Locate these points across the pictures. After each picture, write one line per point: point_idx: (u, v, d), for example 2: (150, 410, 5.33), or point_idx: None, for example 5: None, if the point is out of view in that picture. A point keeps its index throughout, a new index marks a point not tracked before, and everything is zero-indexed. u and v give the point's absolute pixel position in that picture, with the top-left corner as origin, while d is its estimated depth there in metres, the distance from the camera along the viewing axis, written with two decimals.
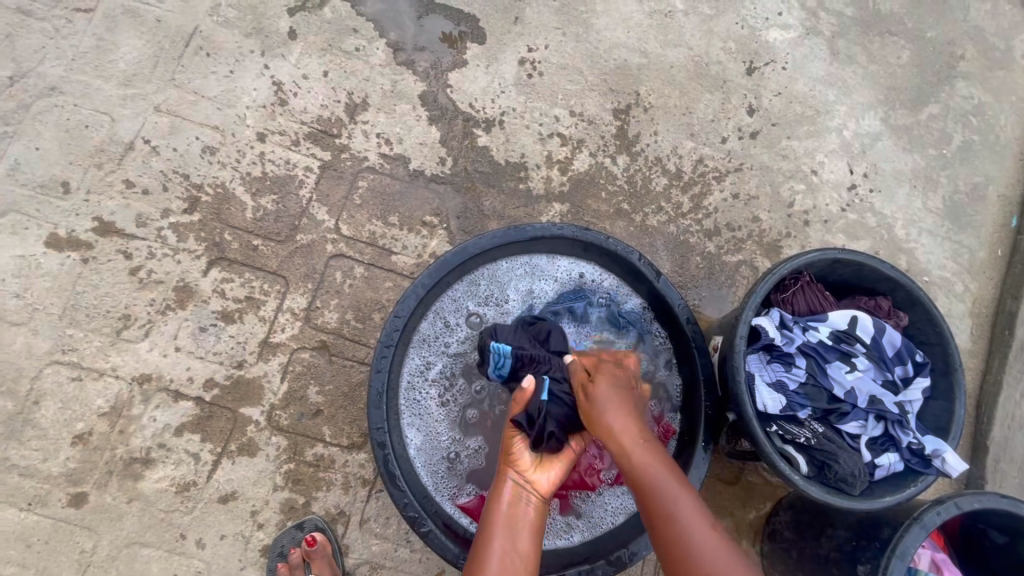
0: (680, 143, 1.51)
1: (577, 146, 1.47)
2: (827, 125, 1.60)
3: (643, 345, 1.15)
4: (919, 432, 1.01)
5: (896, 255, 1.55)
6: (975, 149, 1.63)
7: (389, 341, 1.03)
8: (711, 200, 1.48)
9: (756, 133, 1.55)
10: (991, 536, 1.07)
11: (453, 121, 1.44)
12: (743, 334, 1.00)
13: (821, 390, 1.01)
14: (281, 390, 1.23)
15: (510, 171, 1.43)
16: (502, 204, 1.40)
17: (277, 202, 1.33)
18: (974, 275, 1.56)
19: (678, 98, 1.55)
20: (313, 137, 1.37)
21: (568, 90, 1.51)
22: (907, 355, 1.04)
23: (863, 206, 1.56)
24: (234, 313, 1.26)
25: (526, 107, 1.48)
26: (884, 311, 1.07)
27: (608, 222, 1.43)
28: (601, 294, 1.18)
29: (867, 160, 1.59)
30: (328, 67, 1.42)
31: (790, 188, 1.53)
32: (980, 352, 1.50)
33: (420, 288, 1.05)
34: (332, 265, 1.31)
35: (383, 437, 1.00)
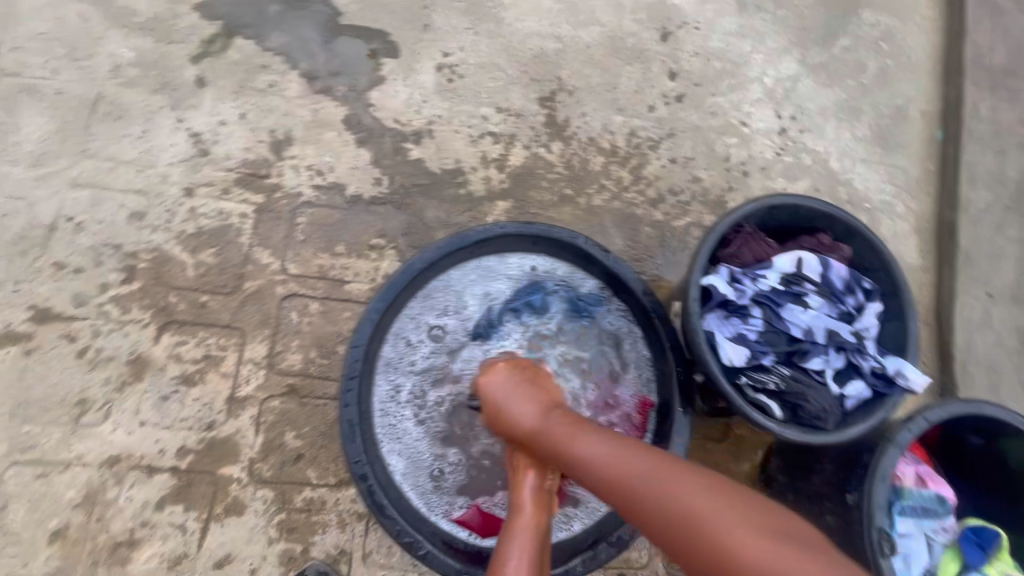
0: (610, 119, 1.52)
1: (510, 141, 1.47)
2: (748, 76, 1.63)
3: (606, 323, 1.18)
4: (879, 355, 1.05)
5: (836, 188, 1.59)
6: (890, 73, 1.69)
7: (352, 371, 1.03)
8: (650, 169, 1.50)
9: (681, 96, 1.58)
10: (967, 440, 1.13)
11: (381, 139, 1.42)
12: (695, 296, 1.01)
13: (778, 333, 1.04)
14: (257, 442, 1.20)
15: (449, 178, 1.42)
16: (446, 212, 1.39)
17: (217, 254, 1.29)
18: (912, 193, 1.61)
19: (600, 76, 1.56)
20: (243, 182, 1.34)
21: (491, 87, 1.50)
22: (855, 285, 1.08)
23: (797, 147, 1.60)
24: (194, 374, 1.22)
25: (452, 112, 1.47)
26: (827, 246, 1.10)
27: (553, 210, 1.43)
28: (556, 283, 1.19)
29: (792, 103, 1.63)
30: (244, 109, 1.39)
31: (723, 143, 1.56)
32: (930, 266, 1.56)
33: (373, 314, 1.06)
34: (286, 306, 1.28)
35: (363, 468, 1.01)
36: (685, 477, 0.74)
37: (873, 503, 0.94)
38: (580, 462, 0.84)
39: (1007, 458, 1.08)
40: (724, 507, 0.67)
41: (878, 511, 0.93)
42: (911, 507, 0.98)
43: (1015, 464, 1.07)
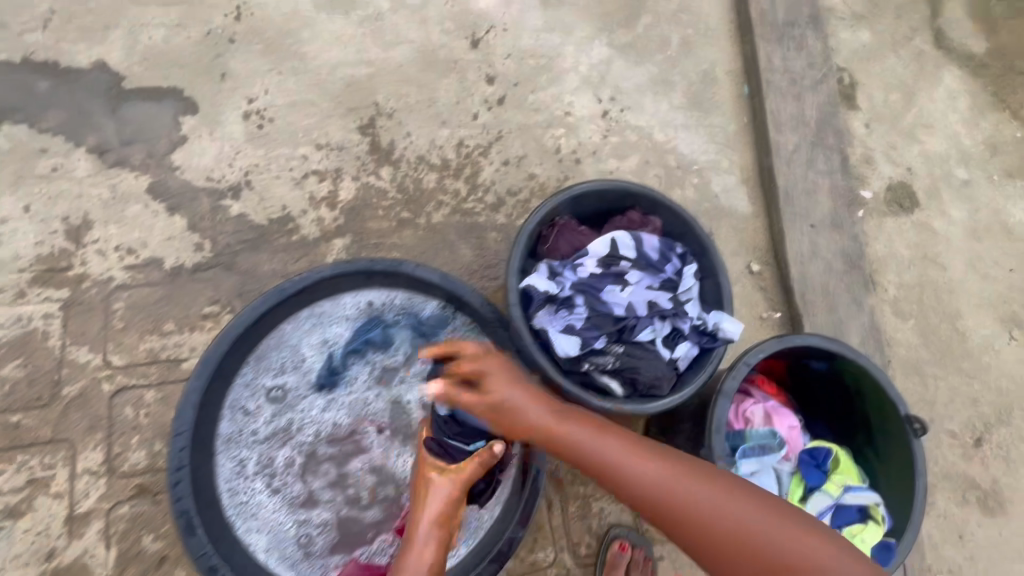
0: (435, 134, 1.52)
1: (337, 176, 1.43)
2: (563, 68, 1.68)
3: (456, 341, 1.18)
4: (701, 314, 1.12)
5: (665, 157, 1.67)
6: (692, 41, 1.80)
7: (180, 460, 0.94)
8: (484, 175, 1.51)
9: (502, 98, 1.60)
10: (813, 366, 1.20)
11: (195, 202, 1.34)
12: (514, 300, 1.03)
13: (604, 316, 1.07)
14: (111, 557, 1.10)
15: (277, 227, 1.36)
16: (281, 263, 1.34)
17: (24, 365, 1.17)
18: (733, 148, 1.73)
19: (418, 93, 1.55)
20: (40, 280, 1.23)
21: (306, 125, 1.46)
22: (669, 252, 1.14)
23: (621, 126, 1.67)
24: (22, 502, 1.11)
25: (269, 158, 1.41)
26: (638, 222, 1.16)
27: (395, 236, 1.42)
28: (396, 314, 1.17)
29: (609, 85, 1.70)
30: (28, 200, 1.27)
31: (552, 136, 1.60)
32: (761, 211, 1.68)
33: (193, 394, 0.96)
34: (118, 402, 1.18)
35: (211, 560, 0.93)
36: (698, 472, 0.82)
37: (713, 455, 1.01)
38: (567, 447, 0.86)
39: (847, 380, 1.18)
40: (724, 499, 0.79)
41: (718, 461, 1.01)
42: (751, 448, 1.09)
43: (852, 383, 1.17)
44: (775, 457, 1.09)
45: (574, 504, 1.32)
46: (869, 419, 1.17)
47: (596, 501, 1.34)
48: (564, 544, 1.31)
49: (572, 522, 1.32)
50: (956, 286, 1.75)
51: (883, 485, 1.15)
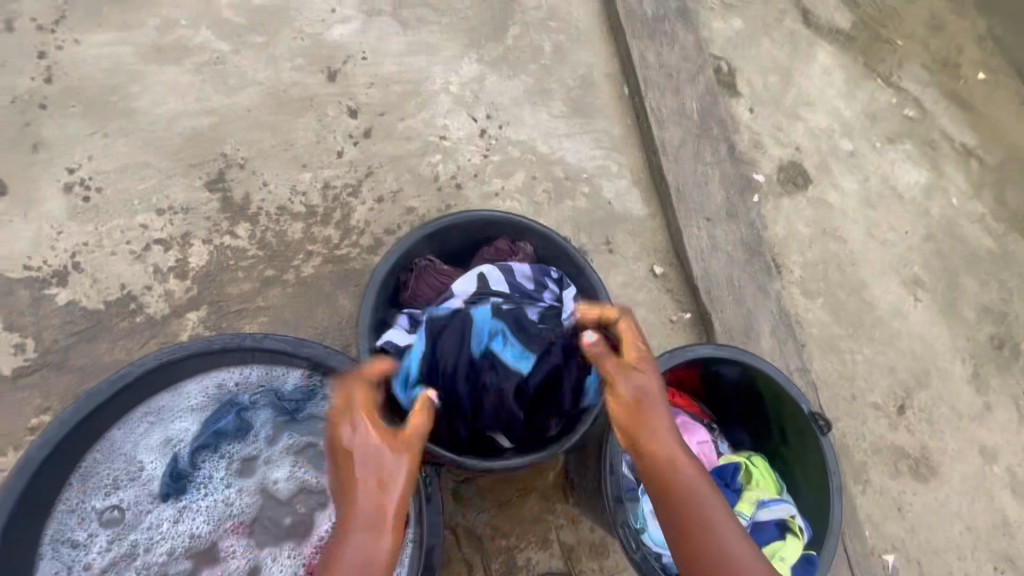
0: (296, 180, 1.39)
1: (185, 241, 1.28)
2: (433, 90, 1.59)
3: (328, 413, 1.03)
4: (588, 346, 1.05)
5: (552, 169, 1.61)
6: (566, 47, 1.75)
7: None
8: (357, 217, 1.40)
9: (369, 131, 1.49)
10: (723, 374, 1.15)
11: (13, 296, 1.17)
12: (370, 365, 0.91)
13: (478, 361, 0.99)
14: None
15: (116, 310, 1.19)
16: (125, 350, 1.17)
17: None
18: (621, 151, 1.69)
19: (272, 137, 1.42)
20: None
21: (143, 190, 1.30)
22: (544, 278, 1.06)
23: (502, 143, 1.59)
24: None
25: (101, 233, 1.24)
26: (506, 251, 1.09)
27: (261, 298, 1.27)
28: (253, 393, 1.02)
29: (484, 102, 1.62)
30: None
31: (428, 164, 1.50)
32: (657, 211, 1.63)
33: None
34: None
35: None
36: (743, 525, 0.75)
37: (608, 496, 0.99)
38: (647, 438, 0.78)
39: (751, 383, 1.13)
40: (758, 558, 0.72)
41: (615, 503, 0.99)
42: None
43: (757, 384, 1.12)
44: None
45: (496, 561, 1.21)
46: (779, 419, 1.13)
47: (519, 553, 1.23)
48: None
49: None
50: (862, 257, 1.75)
51: (803, 486, 1.09)
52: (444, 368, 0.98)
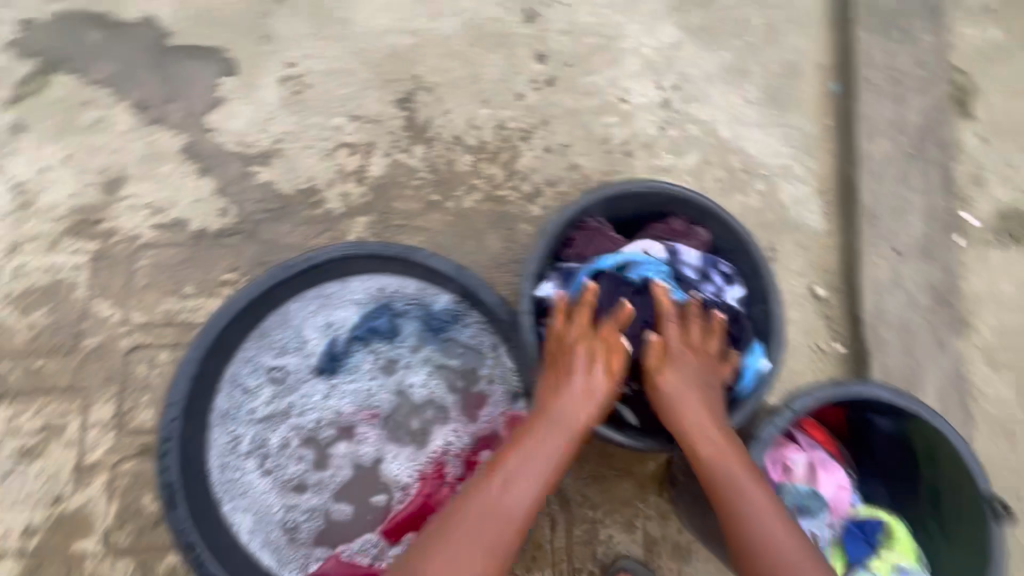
0: (475, 113, 1.42)
1: (368, 150, 1.37)
2: (625, 49, 1.52)
3: (466, 339, 1.09)
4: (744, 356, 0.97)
5: (729, 157, 1.49)
6: (778, 27, 1.58)
7: (170, 433, 0.92)
8: (524, 162, 1.40)
9: (553, 79, 1.47)
10: (876, 424, 1.04)
11: (225, 166, 1.31)
12: (525, 309, 0.93)
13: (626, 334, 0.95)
14: (112, 510, 1.12)
15: (302, 199, 1.32)
16: (302, 236, 1.29)
17: (50, 312, 1.19)
18: (812, 153, 1.51)
19: (462, 68, 1.44)
20: (73, 231, 1.24)
21: (342, 95, 1.39)
22: (711, 269, 1.00)
23: (682, 118, 1.50)
24: (35, 446, 1.13)
25: (302, 127, 1.36)
26: (680, 231, 1.02)
27: (421, 219, 1.34)
28: (408, 303, 1.10)
29: (674, 71, 1.53)
30: (69, 151, 1.28)
31: (602, 124, 1.46)
32: (837, 227, 1.46)
33: (190, 366, 0.94)
34: (132, 359, 1.19)
35: (190, 537, 0.90)
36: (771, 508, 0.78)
37: None
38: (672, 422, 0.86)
39: (911, 440, 1.01)
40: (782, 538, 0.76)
41: None
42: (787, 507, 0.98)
43: (919, 443, 1.00)
44: (812, 519, 1.00)
45: (579, 527, 1.22)
46: (936, 486, 1.00)
47: (603, 528, 1.23)
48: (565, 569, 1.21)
49: (574, 547, 1.22)
50: None
51: (943, 567, 0.99)
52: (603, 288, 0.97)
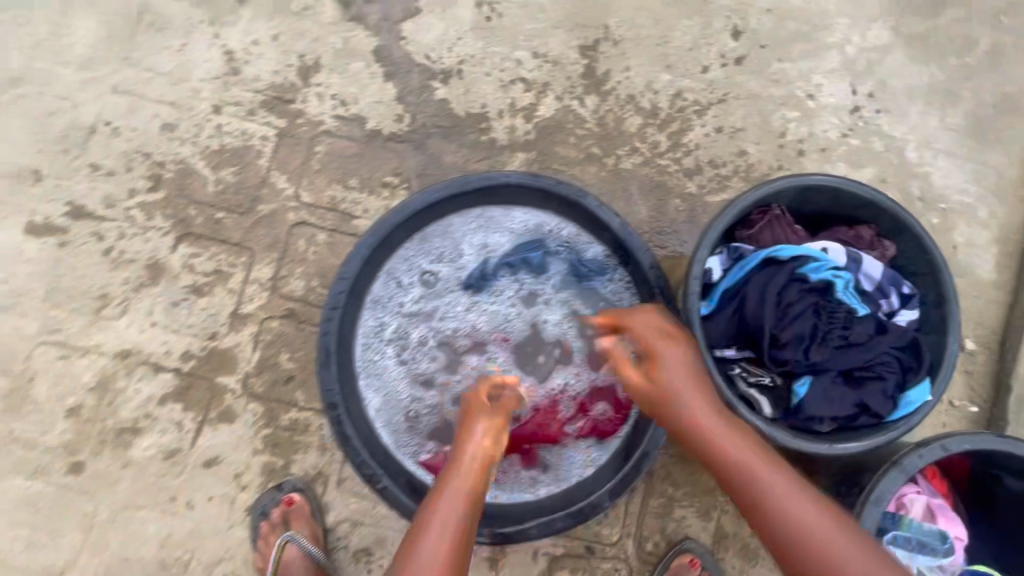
0: (655, 76, 1.39)
1: (543, 90, 1.37)
2: (825, 43, 1.43)
3: (606, 293, 1.12)
4: (902, 382, 0.92)
5: (908, 182, 1.39)
6: (1004, 53, 1.43)
7: (336, 303, 1.02)
8: (691, 136, 1.37)
9: (742, 58, 1.41)
10: (1004, 482, 0.99)
11: (409, 75, 1.37)
12: (696, 275, 0.91)
13: (790, 325, 0.91)
14: (254, 358, 1.25)
15: (472, 123, 1.35)
16: (464, 158, 1.34)
17: (237, 174, 1.32)
18: (1002, 198, 1.39)
19: (653, 27, 1.41)
20: (268, 105, 1.34)
21: (530, 30, 1.39)
22: (890, 286, 0.96)
23: (868, 129, 1.41)
24: (203, 286, 1.27)
25: (486, 53, 1.38)
26: (865, 242, 0.98)
27: (578, 169, 1.35)
28: (561, 244, 1.13)
29: (873, 77, 1.42)
30: (277, 30, 1.37)
31: (781, 117, 1.40)
32: (1006, 283, 1.35)
33: (364, 249, 1.03)
34: (295, 233, 1.30)
35: (334, 397, 1.00)
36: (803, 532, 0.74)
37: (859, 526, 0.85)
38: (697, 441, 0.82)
39: None
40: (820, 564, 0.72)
41: None
42: (906, 538, 0.94)
43: None
44: (933, 559, 0.96)
45: (657, 500, 1.25)
46: None
47: (680, 507, 1.25)
48: (634, 533, 1.24)
49: (648, 516, 1.25)
50: None
51: None
52: (776, 274, 0.93)
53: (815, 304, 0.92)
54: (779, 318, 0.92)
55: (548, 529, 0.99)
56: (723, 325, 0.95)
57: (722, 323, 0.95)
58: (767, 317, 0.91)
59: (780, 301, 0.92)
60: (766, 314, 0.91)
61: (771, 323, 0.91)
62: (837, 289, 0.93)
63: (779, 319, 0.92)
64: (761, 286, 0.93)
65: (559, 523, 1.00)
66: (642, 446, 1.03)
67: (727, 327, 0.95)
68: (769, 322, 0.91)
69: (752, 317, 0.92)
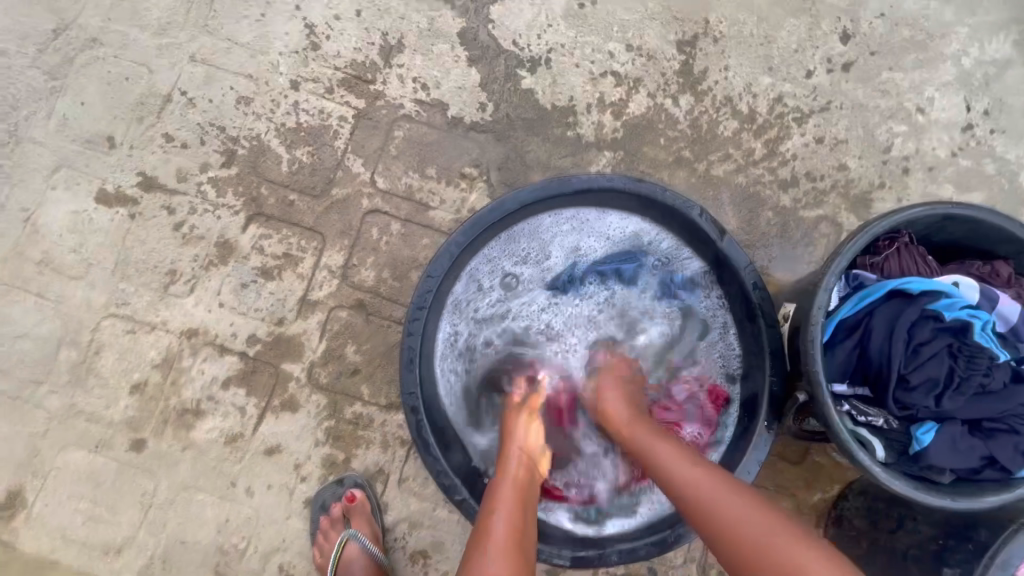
0: (755, 79, 1.30)
1: (634, 86, 1.30)
2: (942, 53, 1.33)
3: (699, 310, 1.07)
4: None
5: (1018, 210, 1.29)
6: None
7: (422, 302, 0.96)
8: (789, 145, 1.29)
9: (849, 64, 1.31)
10: None
11: (494, 62, 1.30)
12: (822, 305, 0.85)
13: (918, 366, 0.84)
14: (320, 347, 1.22)
15: (557, 116, 1.29)
16: (547, 153, 1.27)
17: (312, 154, 1.27)
18: None
19: (756, 25, 1.32)
20: (347, 84, 1.29)
21: (625, 20, 1.31)
22: None
23: (980, 149, 1.31)
24: (273, 269, 1.24)
25: (576, 42, 1.31)
26: (1002, 278, 0.90)
27: (666, 172, 1.28)
28: (655, 255, 1.08)
29: (990, 94, 1.32)
30: (361, 5, 1.31)
31: (887, 130, 1.30)
32: None
33: (454, 247, 0.97)
34: (368, 220, 1.25)
35: (415, 401, 0.95)
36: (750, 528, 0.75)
37: None
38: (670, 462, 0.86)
39: None
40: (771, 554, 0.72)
41: None
42: None
43: None
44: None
45: None
46: None
47: None
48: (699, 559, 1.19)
49: None
50: None
51: None
52: (908, 310, 0.86)
53: (948, 346, 0.85)
54: (907, 358, 0.85)
55: (629, 556, 0.95)
56: (841, 358, 0.89)
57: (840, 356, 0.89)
58: (896, 356, 0.84)
59: (911, 339, 0.85)
60: (894, 352, 0.85)
61: (900, 362, 0.84)
62: (974, 331, 0.85)
63: (907, 359, 0.85)
64: (888, 322, 0.86)
65: (640, 550, 0.95)
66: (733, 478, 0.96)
67: (845, 362, 0.89)
68: (897, 361, 0.84)
69: (878, 354, 0.86)
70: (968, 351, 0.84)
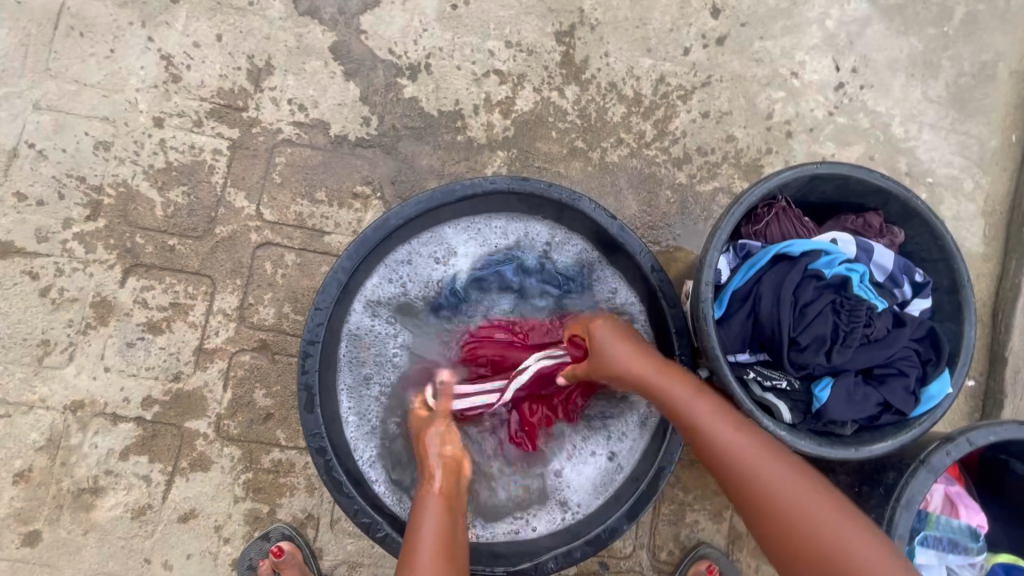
0: (636, 61, 1.31)
1: (518, 82, 1.28)
2: (806, 17, 1.37)
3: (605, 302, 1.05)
4: (923, 375, 0.88)
5: (895, 157, 1.36)
6: (981, 21, 1.40)
7: (313, 336, 0.91)
8: (677, 123, 1.30)
9: (723, 38, 1.34)
10: (1012, 467, 0.97)
11: (372, 73, 1.25)
12: (709, 280, 0.86)
13: (808, 327, 0.86)
14: (225, 398, 1.13)
15: (445, 122, 1.25)
16: (439, 161, 1.24)
17: (187, 194, 1.18)
18: (985, 169, 1.37)
19: (630, 8, 1.33)
20: (217, 114, 1.21)
21: (501, 17, 1.29)
22: (903, 275, 0.92)
23: (854, 105, 1.37)
24: (161, 322, 1.14)
25: (454, 45, 1.27)
26: (875, 229, 0.94)
27: (562, 165, 1.27)
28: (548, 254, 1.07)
29: (855, 52, 1.38)
30: (220, 30, 1.23)
31: (767, 98, 1.34)
32: (995, 255, 1.34)
33: (341, 273, 0.92)
34: (260, 255, 1.18)
35: (321, 442, 0.90)
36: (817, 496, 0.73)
37: (892, 531, 0.84)
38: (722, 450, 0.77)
39: None
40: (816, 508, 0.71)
41: (897, 542, 0.84)
42: (935, 538, 0.92)
43: None
44: (966, 557, 0.92)
45: (668, 507, 1.19)
46: None
47: (691, 512, 1.20)
48: (646, 542, 1.19)
49: (660, 524, 1.19)
50: None
51: None
52: (793, 274, 0.88)
53: (835, 304, 0.87)
54: (799, 320, 0.87)
55: (565, 561, 0.93)
56: (737, 328, 0.90)
57: (738, 326, 0.90)
58: (788, 321, 0.86)
59: (799, 302, 0.87)
60: (785, 315, 0.86)
61: (791, 325, 0.86)
62: (855, 284, 0.89)
63: (798, 320, 0.87)
64: (776, 288, 0.88)
65: (575, 552, 0.94)
66: (657, 461, 0.95)
67: (743, 329, 0.90)
68: (788, 325, 0.86)
69: (770, 320, 0.87)
70: (852, 306, 0.87)
